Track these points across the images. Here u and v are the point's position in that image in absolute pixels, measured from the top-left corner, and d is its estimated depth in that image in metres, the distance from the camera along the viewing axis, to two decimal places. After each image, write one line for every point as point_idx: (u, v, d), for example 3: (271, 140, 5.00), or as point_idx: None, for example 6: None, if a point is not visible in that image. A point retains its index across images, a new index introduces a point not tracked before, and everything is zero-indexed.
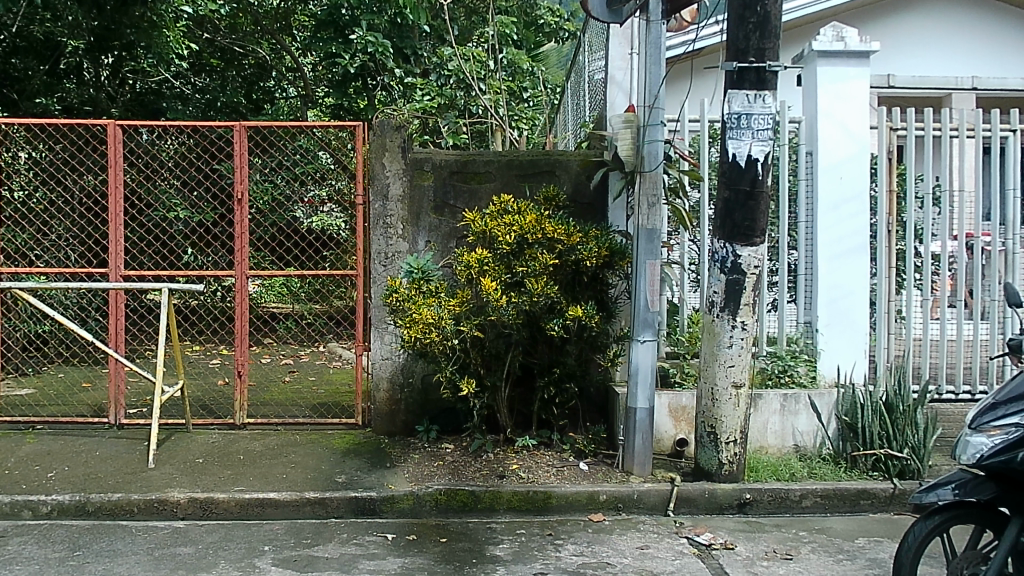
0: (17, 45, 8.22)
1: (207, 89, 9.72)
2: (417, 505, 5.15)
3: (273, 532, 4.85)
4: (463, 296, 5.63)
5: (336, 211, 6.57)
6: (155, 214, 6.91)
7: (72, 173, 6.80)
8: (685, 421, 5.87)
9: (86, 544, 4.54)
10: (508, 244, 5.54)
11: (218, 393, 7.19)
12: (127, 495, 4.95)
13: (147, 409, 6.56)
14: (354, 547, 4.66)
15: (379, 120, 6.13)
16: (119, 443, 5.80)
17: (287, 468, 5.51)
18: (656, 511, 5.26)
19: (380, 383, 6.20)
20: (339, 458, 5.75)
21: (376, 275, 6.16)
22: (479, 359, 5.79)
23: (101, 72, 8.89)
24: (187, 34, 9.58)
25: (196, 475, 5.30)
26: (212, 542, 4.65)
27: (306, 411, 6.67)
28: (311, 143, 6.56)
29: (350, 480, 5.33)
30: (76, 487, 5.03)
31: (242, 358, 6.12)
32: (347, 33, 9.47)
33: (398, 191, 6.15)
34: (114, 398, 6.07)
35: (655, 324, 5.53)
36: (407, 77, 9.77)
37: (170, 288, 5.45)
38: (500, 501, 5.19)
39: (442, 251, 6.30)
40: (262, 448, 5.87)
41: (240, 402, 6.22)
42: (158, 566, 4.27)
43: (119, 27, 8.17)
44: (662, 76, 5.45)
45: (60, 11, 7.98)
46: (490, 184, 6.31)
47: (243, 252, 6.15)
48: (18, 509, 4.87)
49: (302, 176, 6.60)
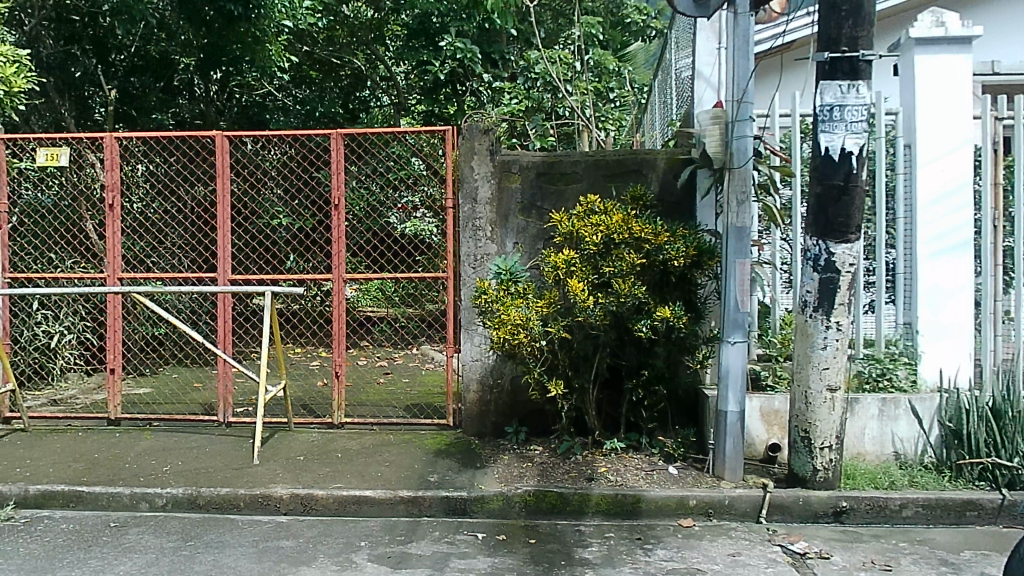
0: (137, 65, 9.02)
1: (308, 100, 10.01)
2: (506, 506, 5.21)
3: (369, 528, 5.00)
4: (551, 297, 5.68)
5: (427, 216, 6.75)
6: (260, 222, 7.16)
7: (184, 184, 7.16)
8: (777, 425, 5.74)
9: (198, 535, 4.70)
10: (595, 244, 5.53)
11: (318, 393, 7.48)
12: (233, 490, 5.17)
13: (253, 408, 6.88)
14: (446, 545, 4.75)
15: (468, 124, 6.26)
16: (227, 441, 6.09)
17: (381, 467, 5.66)
18: (747, 518, 5.15)
19: (470, 385, 6.31)
20: (430, 458, 5.86)
21: (466, 277, 6.27)
22: (567, 360, 5.83)
23: (210, 87, 9.45)
24: (287, 48, 9.85)
25: (297, 471, 5.52)
26: (312, 536, 4.83)
27: (400, 412, 6.84)
28: (403, 150, 6.71)
29: (442, 479, 5.44)
30: (189, 482, 5.24)
31: (339, 359, 6.33)
32: (437, 40, 9.61)
33: (486, 194, 6.25)
34: (222, 397, 6.37)
35: (745, 325, 5.41)
36: (495, 82, 9.83)
37: (272, 292, 5.63)
38: (588, 504, 5.19)
39: (530, 252, 6.32)
40: (358, 447, 6.07)
41: (337, 402, 6.44)
42: (262, 558, 4.44)
43: (225, 44, 8.57)
44: (750, 69, 5.33)
45: (173, 29, 8.65)
46: (577, 184, 6.31)
47: (341, 256, 6.31)
48: (136, 501, 5.06)
49: (398, 181, 6.78)
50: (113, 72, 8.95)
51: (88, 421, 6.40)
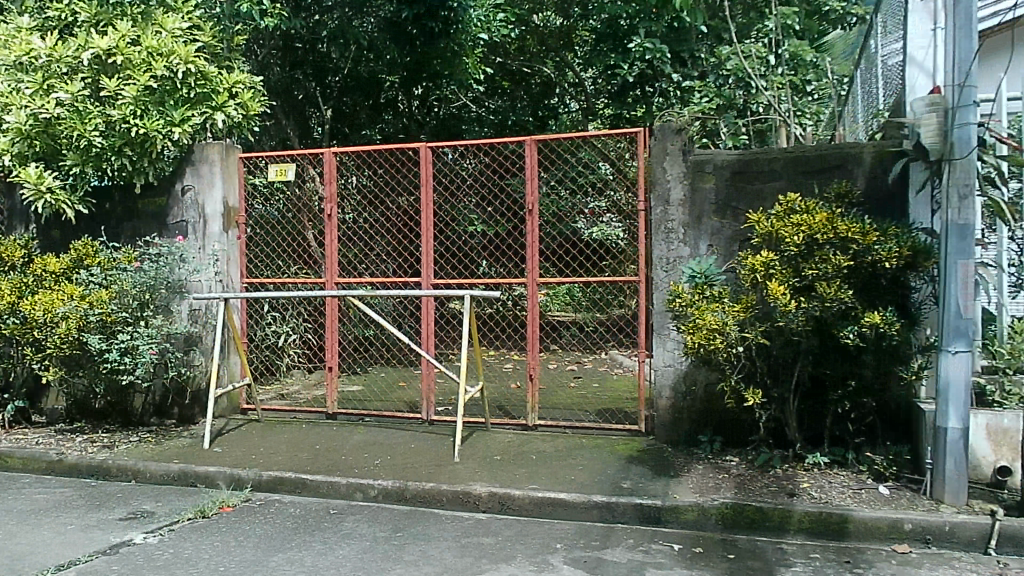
0: (350, 85, 9.92)
1: (500, 110, 10.66)
2: (701, 517, 5.02)
3: (564, 531, 5.01)
4: (748, 301, 5.44)
5: (615, 221, 6.72)
6: (456, 229, 7.48)
7: (390, 195, 7.53)
8: (1008, 446, 5.08)
9: (406, 527, 4.91)
10: (796, 245, 5.21)
11: (512, 396, 7.67)
12: (437, 486, 5.39)
13: (453, 407, 7.18)
14: (641, 553, 4.65)
15: (660, 124, 6.18)
16: (430, 438, 6.40)
17: (575, 470, 5.67)
18: (974, 547, 4.61)
19: (662, 391, 6.18)
20: (623, 464, 5.79)
21: (659, 281, 6.18)
22: (766, 367, 5.56)
23: (412, 102, 10.23)
24: (483, 60, 10.18)
25: (495, 471, 5.67)
26: (510, 535, 4.92)
27: (592, 416, 6.84)
28: (592, 155, 6.71)
29: (635, 486, 5.35)
30: (397, 475, 5.55)
31: (533, 362, 6.49)
32: (626, 43, 9.60)
33: (679, 195, 6.14)
34: (425, 395, 6.72)
35: (970, 333, 4.86)
36: (685, 82, 9.63)
37: (470, 294, 5.86)
38: (790, 521, 4.88)
39: (725, 255, 6.08)
40: (552, 449, 6.13)
41: (530, 403, 6.57)
42: (466, 552, 4.55)
43: (428, 62, 9.44)
44: (973, 50, 4.82)
45: (380, 49, 9.50)
46: (774, 183, 5.98)
47: (533, 261, 6.62)
48: (351, 490, 5.42)
49: (583, 187, 6.77)
50: (328, 94, 9.94)
51: (309, 414, 7.01)
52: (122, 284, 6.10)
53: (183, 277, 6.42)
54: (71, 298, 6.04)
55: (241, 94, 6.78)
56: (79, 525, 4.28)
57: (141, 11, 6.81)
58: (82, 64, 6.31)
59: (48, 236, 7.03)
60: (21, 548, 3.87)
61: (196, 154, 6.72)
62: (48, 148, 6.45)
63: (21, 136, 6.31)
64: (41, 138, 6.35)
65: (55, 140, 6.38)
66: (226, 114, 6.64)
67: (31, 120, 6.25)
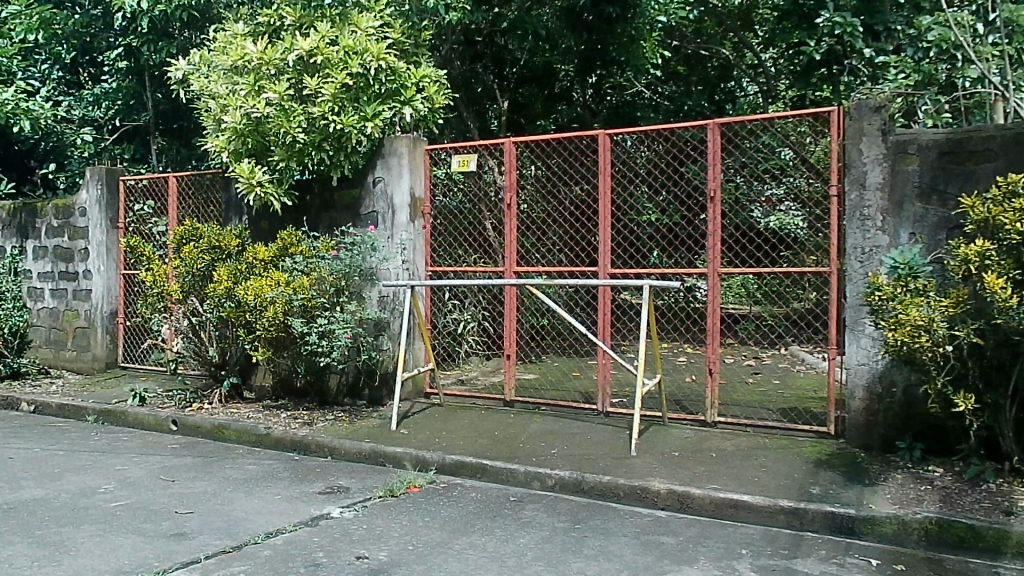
0: (526, 77, 10.08)
1: (675, 96, 10.48)
2: (903, 532, 4.57)
3: (748, 536, 4.73)
4: (960, 296, 4.83)
5: (794, 210, 6.33)
6: (630, 219, 7.50)
7: (562, 186, 7.59)
8: None
9: (584, 520, 4.85)
10: (1020, 233, 4.58)
11: (688, 390, 7.43)
12: (614, 479, 5.30)
13: (627, 400, 7.08)
14: (835, 567, 4.29)
15: (856, 102, 5.66)
16: (606, 430, 6.34)
17: (758, 472, 5.37)
18: None
19: (855, 392, 5.70)
20: (812, 468, 5.41)
21: (852, 273, 5.68)
22: (979, 370, 4.96)
23: (587, 92, 10.33)
24: (659, 43, 10.06)
25: (673, 467, 5.49)
26: (691, 536, 4.72)
27: (774, 415, 6.46)
28: (772, 139, 6.29)
29: (825, 493, 4.97)
30: (574, 466, 5.52)
31: (712, 356, 6.20)
32: (813, 18, 8.95)
33: (878, 178, 5.57)
34: (601, 386, 6.69)
35: None
36: (878, 57, 8.82)
37: (650, 283, 5.70)
38: (1011, 544, 4.32)
39: (930, 244, 5.47)
40: (733, 448, 5.85)
41: (710, 399, 6.31)
42: (646, 551, 4.40)
43: (604, 48, 9.54)
44: None
45: (557, 40, 9.51)
46: (990, 163, 5.32)
47: (714, 250, 6.24)
48: (529, 479, 5.46)
49: (756, 175, 6.54)
50: (507, 85, 10.13)
51: (488, 401, 7.17)
52: (321, 271, 6.59)
53: (373, 265, 6.82)
54: (278, 284, 6.54)
55: (427, 88, 7.20)
56: (284, 496, 4.60)
57: (340, 14, 7.36)
58: (288, 66, 6.87)
59: (258, 227, 7.66)
60: (237, 514, 4.21)
61: (386, 147, 7.07)
62: (258, 145, 6.99)
63: (237, 134, 6.89)
64: (252, 136, 6.90)
65: (264, 137, 6.90)
66: (413, 107, 7.07)
67: (244, 120, 6.82)
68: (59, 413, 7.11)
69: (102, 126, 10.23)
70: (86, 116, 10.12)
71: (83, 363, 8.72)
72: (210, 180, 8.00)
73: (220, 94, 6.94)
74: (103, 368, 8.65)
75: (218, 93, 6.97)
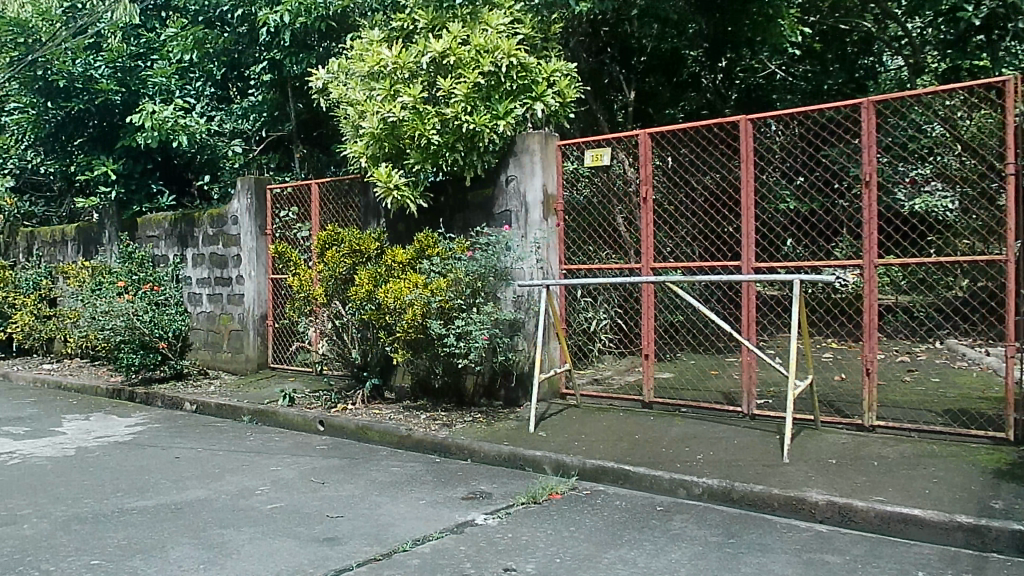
0: (653, 64, 9.79)
1: (812, 75, 9.79)
2: None
3: (926, 557, 4.22)
4: None
5: (941, 190, 5.92)
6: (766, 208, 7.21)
7: (695, 175, 7.31)
8: None
9: (738, 534, 4.49)
10: None
11: (839, 390, 6.91)
12: (767, 489, 4.91)
13: (772, 402, 6.65)
14: None
15: None
16: (754, 434, 5.96)
17: (930, 483, 4.83)
18: None
19: None
20: (991, 480, 4.82)
21: None
22: None
23: (717, 76, 9.81)
24: (796, 21, 9.36)
25: (831, 477, 5.05)
26: (860, 556, 4.24)
27: (939, 418, 5.86)
28: (924, 115, 5.66)
29: (1012, 509, 4.40)
30: (722, 474, 5.18)
31: (870, 355, 5.71)
32: None
33: None
34: (746, 388, 6.32)
35: None
36: None
37: (802, 278, 5.28)
38: None
39: None
40: (897, 456, 5.33)
41: (868, 402, 5.80)
42: (811, 571, 3.99)
43: (738, 29, 9.05)
44: None
45: (684, 25, 9.19)
46: None
47: (872, 239, 5.70)
48: (674, 486, 5.17)
49: (900, 155, 6.01)
50: (634, 74, 9.83)
51: (626, 402, 6.94)
52: (457, 272, 6.57)
53: (507, 265, 6.79)
54: (416, 286, 6.59)
55: (558, 82, 7.12)
56: (428, 501, 4.59)
57: (471, 14, 7.38)
58: (422, 68, 6.96)
59: (395, 230, 7.78)
60: (385, 519, 4.23)
61: (519, 144, 6.97)
62: (394, 149, 7.08)
63: (374, 139, 7.00)
64: (388, 139, 6.98)
65: (400, 140, 6.97)
66: (545, 103, 6.99)
67: (381, 124, 6.91)
68: (217, 413, 7.52)
69: (250, 137, 10.82)
70: (236, 129, 10.66)
71: (238, 364, 9.21)
72: (348, 185, 8.24)
73: (358, 100, 7.09)
74: (255, 369, 9.11)
75: (356, 100, 7.12)
